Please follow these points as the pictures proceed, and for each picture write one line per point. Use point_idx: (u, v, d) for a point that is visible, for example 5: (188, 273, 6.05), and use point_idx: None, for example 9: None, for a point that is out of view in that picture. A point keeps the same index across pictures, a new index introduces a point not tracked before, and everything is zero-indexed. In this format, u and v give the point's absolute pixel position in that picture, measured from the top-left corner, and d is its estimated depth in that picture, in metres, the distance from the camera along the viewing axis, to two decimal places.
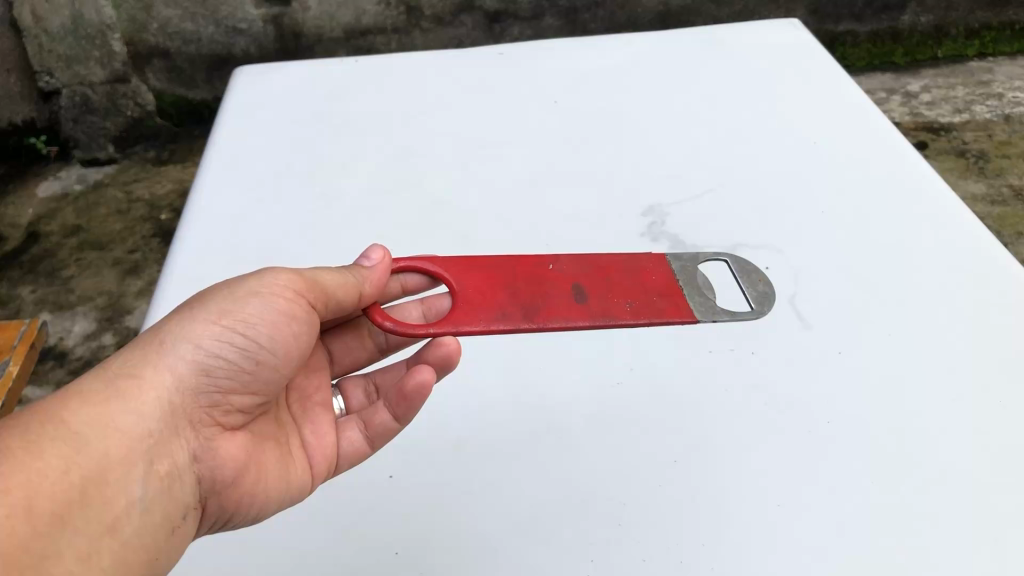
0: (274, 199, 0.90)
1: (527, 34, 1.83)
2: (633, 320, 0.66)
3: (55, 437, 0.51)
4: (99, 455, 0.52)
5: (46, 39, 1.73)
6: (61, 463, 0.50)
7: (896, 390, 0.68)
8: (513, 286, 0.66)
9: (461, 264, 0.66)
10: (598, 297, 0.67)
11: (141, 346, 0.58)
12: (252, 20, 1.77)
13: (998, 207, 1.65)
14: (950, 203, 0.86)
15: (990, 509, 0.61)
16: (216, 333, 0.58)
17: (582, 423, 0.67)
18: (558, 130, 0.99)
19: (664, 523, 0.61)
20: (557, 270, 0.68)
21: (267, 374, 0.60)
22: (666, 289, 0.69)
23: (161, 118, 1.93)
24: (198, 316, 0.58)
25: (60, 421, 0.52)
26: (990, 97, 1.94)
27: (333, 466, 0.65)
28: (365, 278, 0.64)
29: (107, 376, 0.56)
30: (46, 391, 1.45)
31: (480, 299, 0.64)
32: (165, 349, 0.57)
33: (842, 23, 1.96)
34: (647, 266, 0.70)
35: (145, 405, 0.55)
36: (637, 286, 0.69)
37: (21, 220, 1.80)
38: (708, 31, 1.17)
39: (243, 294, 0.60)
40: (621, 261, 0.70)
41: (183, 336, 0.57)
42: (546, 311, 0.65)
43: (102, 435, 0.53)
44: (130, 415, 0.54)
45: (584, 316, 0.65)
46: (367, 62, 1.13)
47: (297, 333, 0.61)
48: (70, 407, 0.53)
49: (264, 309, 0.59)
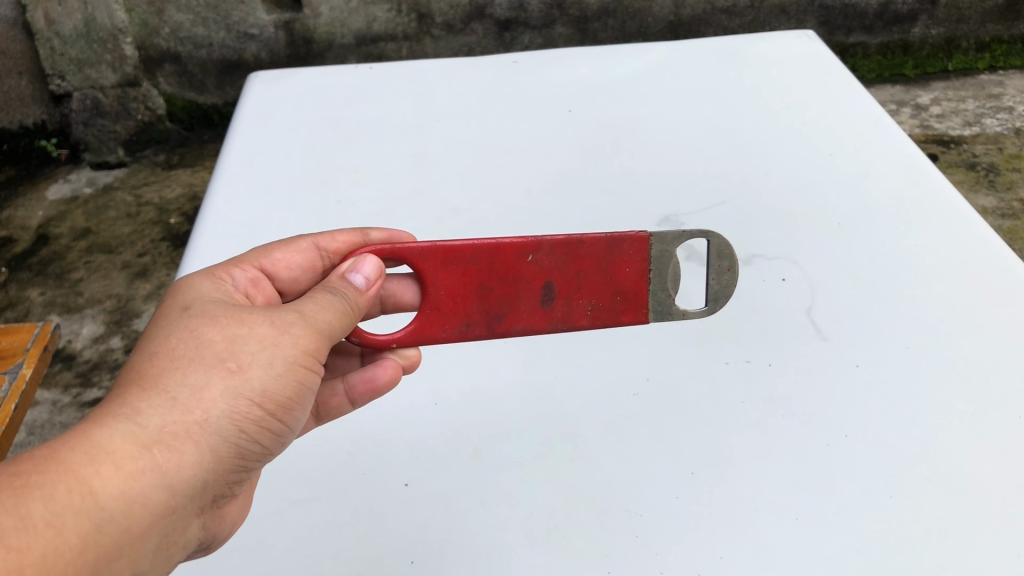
0: (287, 205, 0.91)
1: (537, 42, 1.83)
2: (588, 326, 0.65)
3: (84, 517, 0.44)
4: (122, 537, 0.46)
5: (58, 42, 1.75)
6: (83, 544, 0.44)
7: (913, 403, 0.68)
8: (484, 287, 0.61)
9: (437, 257, 0.60)
10: (564, 299, 0.63)
11: (181, 400, 0.49)
12: (263, 26, 1.77)
13: (1010, 220, 1.65)
14: (967, 215, 0.86)
15: (1009, 525, 0.60)
16: (256, 414, 0.52)
17: (598, 433, 0.67)
18: (572, 139, 0.99)
19: (681, 535, 0.60)
20: (536, 262, 0.62)
21: (279, 444, 0.57)
22: (635, 287, 0.64)
23: (172, 123, 1.94)
24: (243, 392, 0.51)
25: (89, 497, 0.44)
26: (1000, 110, 1.93)
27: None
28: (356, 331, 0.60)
29: (144, 439, 0.47)
30: (54, 394, 1.45)
31: (447, 306, 0.62)
32: (208, 422, 0.50)
33: (852, 35, 1.96)
34: (626, 254, 0.63)
35: (178, 485, 0.48)
36: (605, 281, 0.64)
37: (31, 222, 1.81)
38: (722, 42, 1.17)
39: (287, 368, 0.54)
40: (602, 249, 0.62)
41: (230, 411, 0.51)
42: (508, 318, 0.63)
43: (129, 515, 0.46)
44: (162, 496, 0.48)
45: (544, 324, 0.63)
46: (382, 69, 1.13)
47: (308, 400, 0.57)
48: (102, 477, 0.45)
49: (300, 390, 0.55)
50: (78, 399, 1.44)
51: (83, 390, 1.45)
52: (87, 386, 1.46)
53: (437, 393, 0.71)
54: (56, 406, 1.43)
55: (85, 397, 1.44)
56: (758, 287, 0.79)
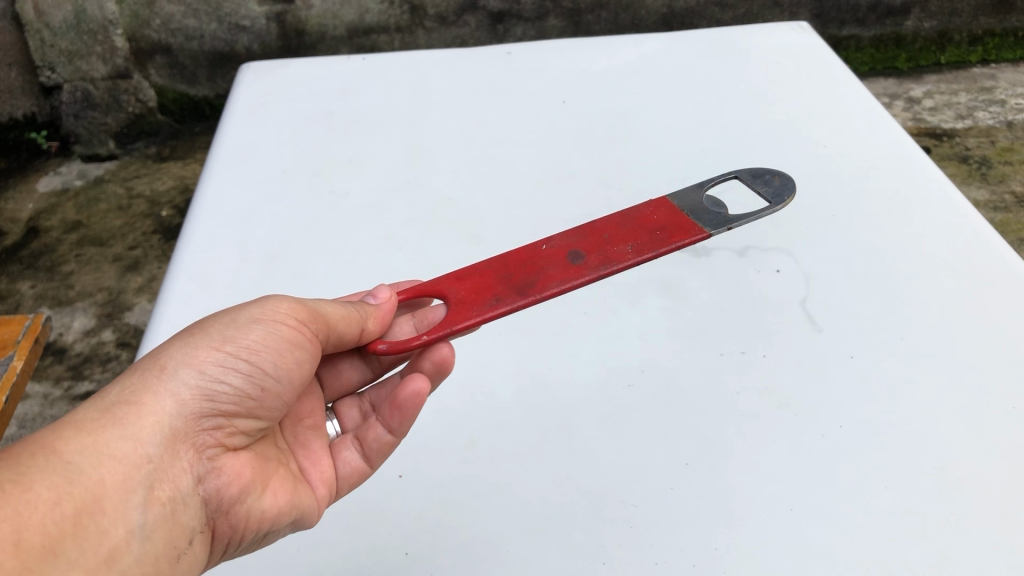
0: (280, 196, 0.90)
1: (530, 34, 1.82)
2: (637, 258, 0.64)
3: (47, 466, 0.48)
4: (94, 482, 0.49)
5: (48, 34, 1.73)
6: (53, 493, 0.47)
7: (908, 393, 0.68)
8: (505, 274, 0.64)
9: (451, 274, 0.65)
10: (596, 252, 0.64)
11: (139, 371, 0.55)
12: (254, 17, 1.76)
13: (1002, 213, 1.65)
14: (961, 207, 0.86)
15: (1002, 514, 0.60)
16: (219, 359, 0.56)
17: (593, 424, 0.67)
18: (566, 130, 0.99)
19: (677, 526, 0.60)
20: (551, 245, 0.65)
21: (274, 400, 0.58)
22: (669, 221, 0.67)
23: (163, 115, 1.93)
24: (199, 341, 0.56)
25: (51, 452, 0.49)
26: (992, 103, 1.94)
27: (334, 491, 0.63)
28: (366, 313, 0.63)
29: (104, 404, 0.53)
30: (45, 387, 1.44)
31: (473, 297, 0.63)
32: (164, 373, 0.54)
33: (845, 28, 1.95)
34: (647, 210, 0.68)
35: (143, 429, 0.52)
36: (635, 228, 0.67)
37: (20, 214, 1.79)
38: (715, 33, 1.16)
39: (245, 320, 0.58)
40: (616, 217, 0.68)
41: (185, 361, 0.55)
42: (540, 280, 0.63)
43: (95, 461, 0.50)
44: (128, 440, 0.51)
45: (581, 273, 0.63)
46: (374, 60, 1.13)
47: (297, 356, 0.59)
48: (62, 436, 0.50)
49: (268, 337, 0.57)
50: (71, 391, 1.43)
51: (75, 383, 1.44)
52: (79, 379, 1.45)
53: None
54: (47, 399, 1.42)
55: (77, 390, 1.43)
56: (752, 279, 0.79)
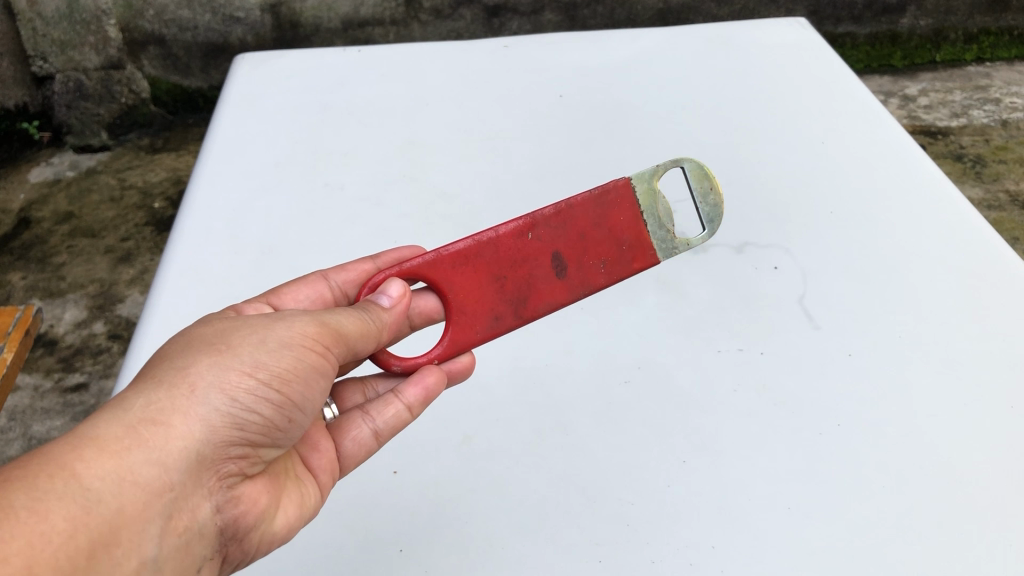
0: (275, 189, 0.89)
1: (526, 29, 1.82)
2: (607, 282, 0.67)
3: (68, 493, 0.45)
4: (113, 513, 0.46)
5: (41, 23, 1.72)
6: (70, 525, 0.44)
7: (905, 391, 0.67)
8: (499, 276, 0.64)
9: (446, 262, 0.63)
10: (575, 265, 0.66)
11: (162, 384, 0.51)
12: (249, 9, 1.74)
13: (996, 211, 1.65)
14: (959, 205, 0.85)
15: (999, 514, 0.60)
16: (251, 386, 0.53)
17: (589, 420, 0.66)
18: (563, 125, 0.98)
19: (673, 524, 0.60)
20: (536, 239, 0.65)
21: (292, 427, 0.56)
22: (634, 231, 0.68)
23: (156, 106, 1.92)
24: (230, 364, 0.53)
25: (73, 474, 0.45)
26: (987, 102, 1.94)
27: (337, 471, 0.63)
28: (382, 323, 0.59)
29: (127, 419, 0.48)
30: (36, 378, 1.43)
31: (472, 306, 0.63)
32: (194, 396, 0.51)
33: (841, 25, 1.95)
34: (617, 208, 0.67)
35: (171, 456, 0.49)
36: (607, 235, 0.67)
37: (12, 205, 1.78)
38: (712, 29, 1.16)
39: (277, 345, 0.55)
40: (591, 206, 0.66)
41: (216, 384, 0.52)
42: (532, 298, 0.65)
43: (118, 490, 0.46)
44: (153, 467, 0.48)
45: (568, 296, 0.66)
46: (370, 52, 1.12)
47: (318, 384, 0.57)
48: (85, 455, 0.46)
49: (299, 367, 0.55)
50: (61, 383, 1.42)
51: (65, 374, 1.43)
52: (70, 371, 1.44)
53: None
54: (38, 391, 1.41)
55: (68, 382, 1.42)
56: (749, 275, 0.78)
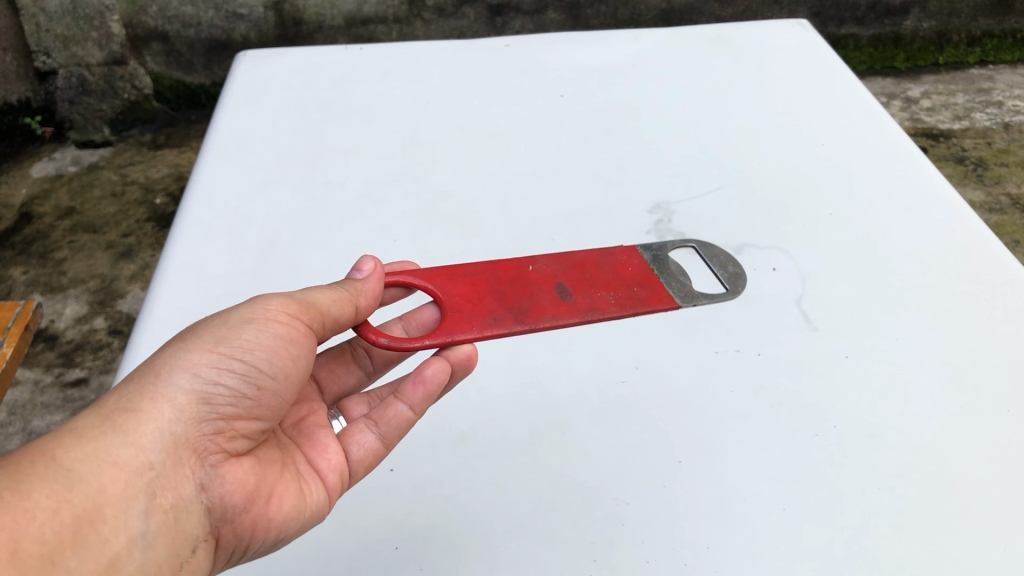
0: (275, 185, 0.89)
1: (528, 28, 1.82)
2: (619, 311, 0.68)
3: (48, 474, 0.47)
4: (94, 490, 0.48)
5: (44, 18, 1.71)
6: (53, 501, 0.46)
7: (903, 394, 0.68)
8: (497, 289, 0.67)
9: (445, 273, 0.67)
10: (582, 293, 0.68)
11: (133, 380, 0.54)
12: (252, 7, 1.75)
13: (997, 215, 1.64)
14: (960, 209, 0.85)
15: (994, 516, 0.60)
16: (213, 361, 0.55)
17: (586, 420, 0.67)
18: (563, 124, 0.98)
19: (669, 524, 0.60)
20: (538, 270, 0.69)
21: (270, 400, 0.57)
22: (643, 278, 0.72)
23: (159, 102, 1.93)
24: (193, 345, 0.55)
25: (51, 459, 0.48)
26: (990, 105, 1.94)
27: (347, 478, 0.62)
28: (357, 291, 0.62)
29: (102, 411, 0.52)
30: (36, 373, 1.43)
31: (469, 307, 0.65)
32: (159, 380, 0.53)
33: (844, 26, 1.95)
34: (622, 258, 0.73)
35: (143, 435, 0.51)
36: (615, 278, 0.71)
37: (14, 200, 1.78)
38: (714, 29, 1.16)
39: (236, 321, 0.57)
40: (596, 258, 0.72)
41: (179, 365, 0.54)
42: (535, 312, 0.66)
43: (97, 468, 0.49)
44: (128, 447, 0.50)
45: (573, 312, 0.67)
46: (372, 50, 1.13)
47: (292, 355, 0.58)
48: (62, 445, 0.49)
49: (261, 335, 0.56)
50: (61, 378, 1.42)
51: (65, 370, 1.44)
52: (70, 366, 1.44)
53: None
54: (38, 386, 1.41)
55: (68, 377, 1.42)
56: (748, 276, 0.78)
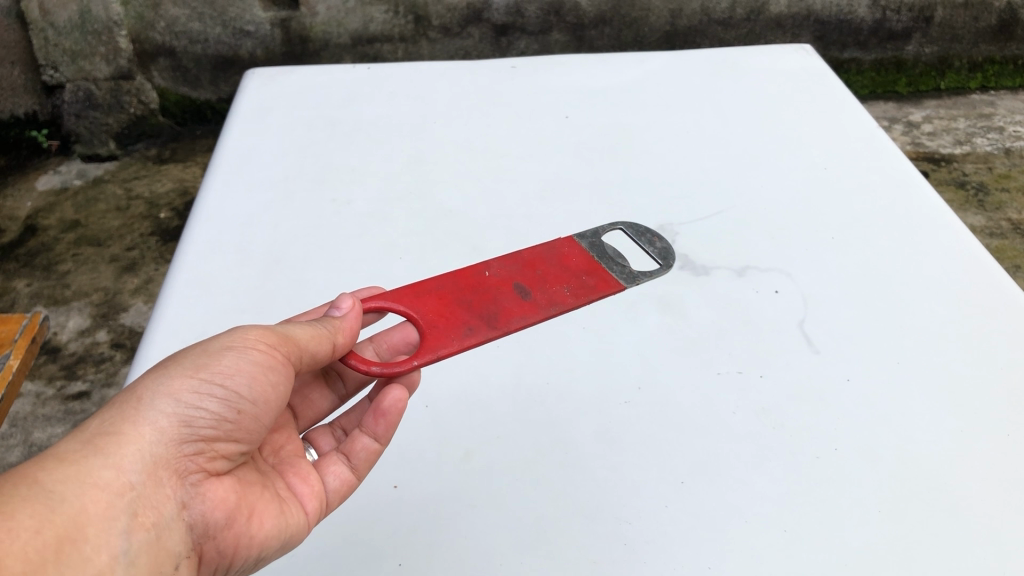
0: (282, 203, 0.90)
1: (533, 48, 1.83)
2: (576, 301, 0.70)
3: (30, 496, 0.47)
4: (77, 510, 0.48)
5: (53, 32, 1.73)
6: (36, 521, 0.46)
7: (903, 418, 0.68)
8: (464, 299, 0.67)
9: (410, 293, 0.67)
10: (539, 290, 0.70)
11: (115, 405, 0.54)
12: (259, 23, 1.77)
13: (998, 239, 1.65)
14: (960, 234, 0.86)
15: (993, 540, 0.60)
16: (195, 386, 0.55)
17: (589, 439, 0.67)
18: (569, 145, 0.99)
19: (670, 543, 0.60)
20: (494, 274, 0.70)
21: (251, 423, 0.57)
22: (588, 266, 0.74)
23: (164, 117, 1.94)
24: (174, 370, 0.55)
25: (34, 481, 0.48)
26: (991, 130, 1.95)
27: (324, 504, 0.62)
28: (336, 328, 0.61)
29: (85, 435, 0.52)
30: (38, 386, 1.43)
31: (442, 321, 0.65)
32: (141, 404, 0.53)
33: (847, 51, 1.96)
34: (564, 249, 0.75)
35: (125, 457, 0.51)
36: (563, 271, 0.73)
37: (19, 212, 1.79)
38: (718, 53, 1.17)
39: (216, 347, 0.57)
40: (541, 253, 0.73)
41: (161, 390, 0.54)
42: (503, 315, 0.67)
43: (79, 490, 0.49)
44: (109, 469, 0.51)
45: (537, 309, 0.68)
46: (379, 69, 1.14)
47: (274, 382, 0.58)
48: (45, 467, 0.49)
49: (241, 362, 0.56)
50: (62, 392, 1.42)
51: (68, 383, 1.44)
52: (72, 379, 1.45)
53: (429, 395, 0.71)
54: (39, 398, 1.41)
55: (69, 390, 1.43)
56: (750, 299, 0.79)
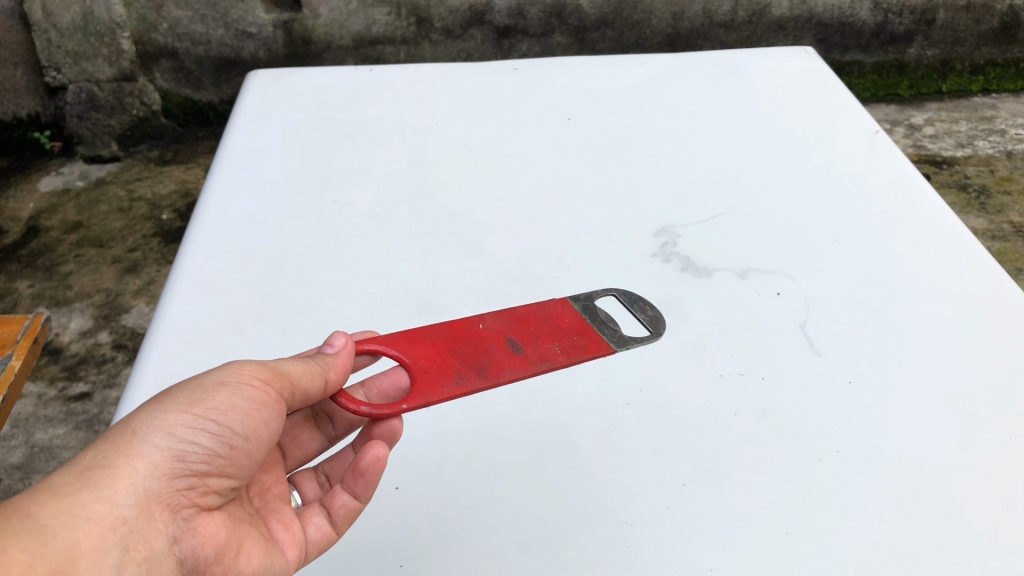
0: (285, 204, 0.90)
1: (535, 51, 1.84)
2: (568, 360, 0.65)
3: (23, 530, 0.47)
4: (69, 545, 0.48)
5: (55, 34, 1.74)
6: (28, 556, 0.46)
7: (906, 422, 0.68)
8: (456, 348, 0.63)
9: (403, 338, 0.63)
10: (530, 345, 0.65)
11: (109, 436, 0.53)
12: (262, 25, 1.78)
13: (999, 241, 1.65)
14: (962, 237, 0.86)
15: (995, 542, 0.60)
16: (189, 421, 0.54)
17: (590, 441, 0.67)
18: (571, 147, 0.99)
19: (672, 546, 0.60)
20: (488, 326, 0.66)
21: (242, 459, 0.57)
22: (580, 326, 0.69)
23: (166, 118, 1.94)
24: (168, 405, 0.54)
25: (27, 514, 0.48)
26: (993, 133, 1.95)
27: (304, 555, 0.60)
28: (328, 365, 0.61)
29: (78, 467, 0.51)
30: (40, 386, 1.44)
31: (433, 368, 0.62)
32: (136, 437, 0.53)
33: (848, 53, 1.96)
34: (558, 308, 0.69)
35: (119, 491, 0.51)
36: (557, 328, 0.68)
37: (21, 213, 1.79)
38: (720, 56, 1.17)
39: (210, 382, 0.56)
40: (536, 310, 0.68)
41: (155, 425, 0.53)
42: (494, 366, 0.63)
43: (72, 524, 0.48)
44: (104, 503, 0.50)
45: (527, 365, 0.64)
46: (382, 72, 1.14)
47: (265, 419, 0.57)
48: (38, 499, 0.49)
49: (235, 398, 0.56)
50: (64, 392, 1.43)
51: (70, 384, 1.44)
52: (74, 380, 1.45)
53: None
54: (41, 399, 1.41)
55: (71, 391, 1.43)
56: (751, 301, 0.79)
